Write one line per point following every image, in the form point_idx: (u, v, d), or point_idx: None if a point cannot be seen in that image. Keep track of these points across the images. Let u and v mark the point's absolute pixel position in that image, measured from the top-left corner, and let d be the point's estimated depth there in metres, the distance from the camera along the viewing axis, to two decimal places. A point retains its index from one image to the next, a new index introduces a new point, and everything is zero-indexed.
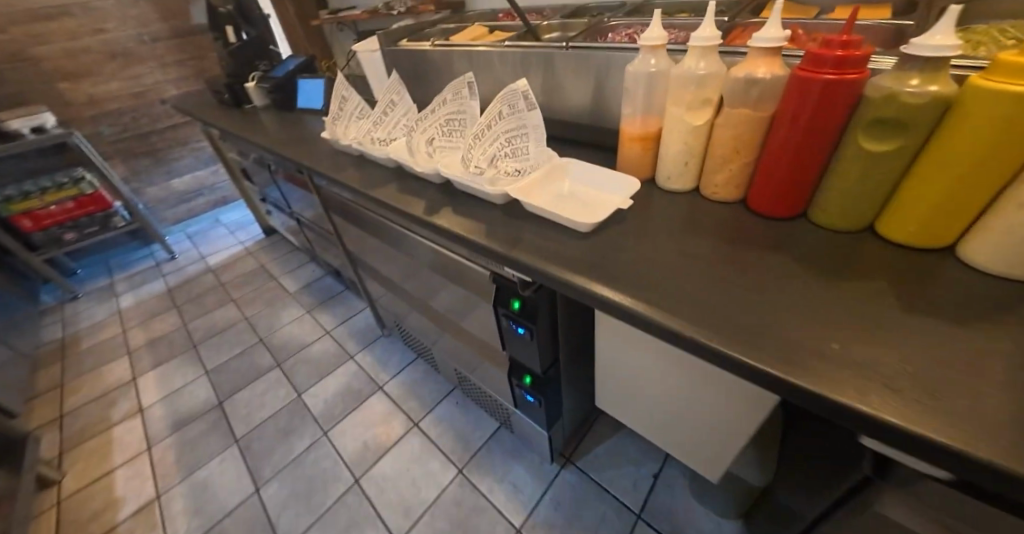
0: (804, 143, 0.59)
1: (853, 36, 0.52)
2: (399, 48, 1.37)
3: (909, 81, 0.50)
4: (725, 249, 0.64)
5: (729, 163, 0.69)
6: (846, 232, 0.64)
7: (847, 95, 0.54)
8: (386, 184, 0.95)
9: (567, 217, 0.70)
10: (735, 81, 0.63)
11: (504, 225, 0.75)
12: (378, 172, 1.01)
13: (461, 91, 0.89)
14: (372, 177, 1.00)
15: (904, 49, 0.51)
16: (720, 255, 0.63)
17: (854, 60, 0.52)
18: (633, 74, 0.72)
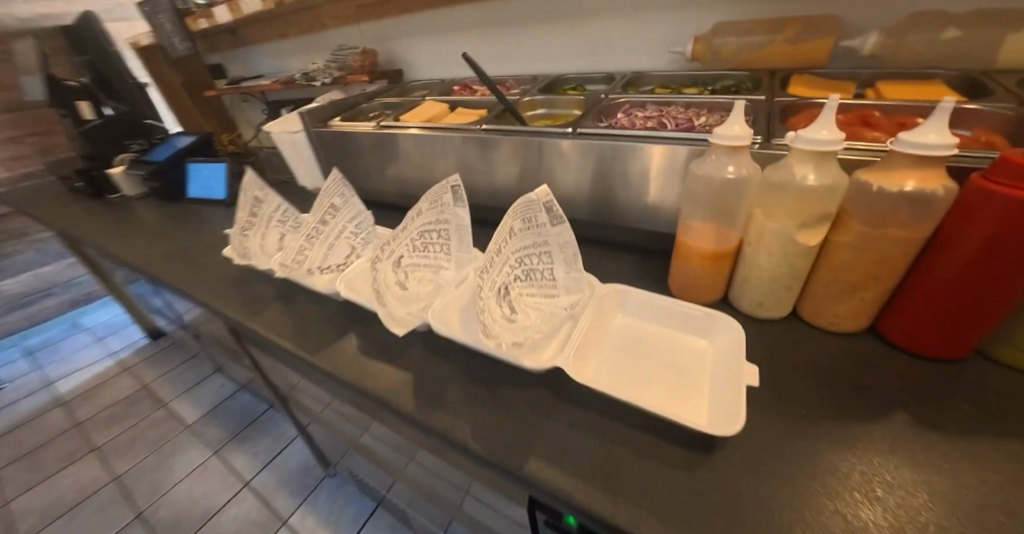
0: (997, 281, 0.42)
1: None
2: (332, 128, 1.08)
3: None
4: (913, 442, 0.43)
5: (857, 291, 0.51)
6: None
7: None
8: (337, 334, 0.63)
9: (671, 416, 0.42)
10: (866, 194, 0.46)
11: (557, 414, 0.47)
12: (321, 311, 0.69)
13: (441, 197, 0.62)
14: (312, 320, 0.67)
15: None
16: (917, 457, 0.42)
17: None
18: (702, 181, 0.53)
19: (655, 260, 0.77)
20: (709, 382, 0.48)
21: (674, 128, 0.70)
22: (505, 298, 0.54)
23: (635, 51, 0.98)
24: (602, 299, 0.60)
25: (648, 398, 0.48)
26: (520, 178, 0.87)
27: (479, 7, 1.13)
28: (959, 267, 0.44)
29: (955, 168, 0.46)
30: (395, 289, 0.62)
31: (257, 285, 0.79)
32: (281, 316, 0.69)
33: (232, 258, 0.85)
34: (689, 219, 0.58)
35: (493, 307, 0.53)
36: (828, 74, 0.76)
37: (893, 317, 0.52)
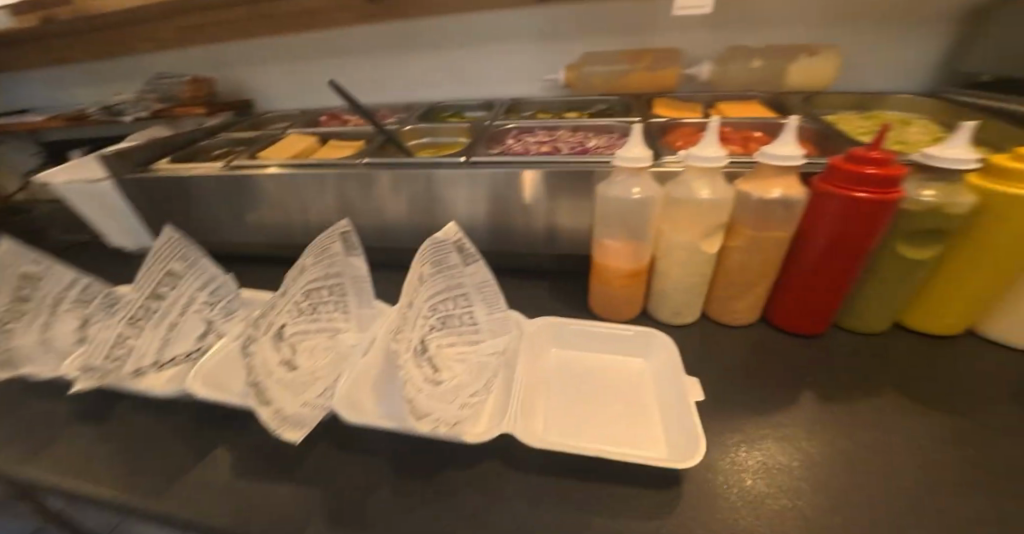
0: (843, 265, 0.50)
1: (885, 153, 0.44)
2: (160, 173, 0.86)
3: (925, 192, 0.46)
4: (834, 414, 0.46)
5: (752, 287, 0.56)
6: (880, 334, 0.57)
7: (889, 215, 0.45)
8: (185, 452, 0.46)
9: (644, 459, 0.37)
10: (747, 201, 0.51)
11: (500, 484, 0.39)
12: (156, 423, 0.50)
13: (330, 248, 0.55)
14: (142, 440, 0.48)
15: (920, 157, 0.46)
16: (841, 429, 0.44)
17: (895, 180, 0.44)
18: (613, 202, 0.53)
19: (565, 283, 0.76)
20: (657, 407, 0.46)
21: (568, 152, 0.71)
22: (423, 358, 0.44)
23: (512, 79, 0.99)
24: (535, 338, 0.55)
25: (616, 445, 0.42)
26: (410, 214, 0.79)
27: (340, 34, 1.05)
28: (817, 258, 0.50)
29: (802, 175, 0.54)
30: (280, 374, 0.46)
31: (43, 402, 0.55)
32: (92, 442, 0.48)
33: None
34: (604, 239, 0.58)
35: (414, 370, 0.42)
36: (679, 98, 0.86)
37: (777, 307, 0.58)
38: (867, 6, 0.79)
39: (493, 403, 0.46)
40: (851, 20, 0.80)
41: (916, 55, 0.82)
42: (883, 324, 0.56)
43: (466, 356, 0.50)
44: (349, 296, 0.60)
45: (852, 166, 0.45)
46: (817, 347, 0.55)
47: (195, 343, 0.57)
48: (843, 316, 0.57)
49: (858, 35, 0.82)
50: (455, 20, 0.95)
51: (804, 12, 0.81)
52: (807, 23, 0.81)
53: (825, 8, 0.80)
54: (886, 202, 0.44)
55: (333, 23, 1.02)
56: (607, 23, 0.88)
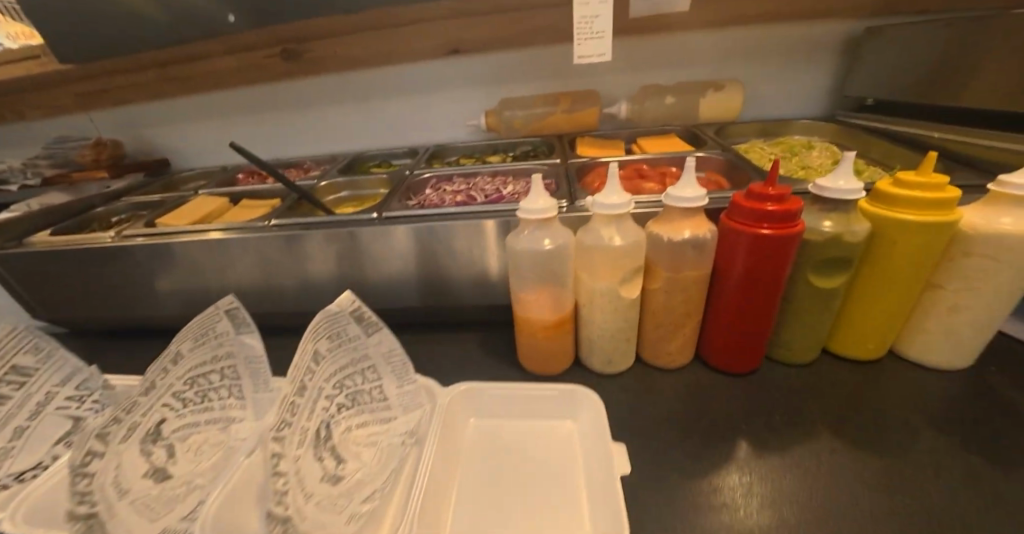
0: (761, 301, 0.48)
1: (783, 188, 0.44)
2: (41, 247, 0.77)
3: (824, 223, 0.46)
4: (771, 464, 0.42)
5: (678, 329, 0.53)
6: (811, 364, 0.56)
7: (794, 249, 0.45)
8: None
9: None
10: (659, 243, 0.49)
11: None
12: None
13: (214, 329, 0.49)
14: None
15: (814, 189, 0.46)
16: (779, 482, 0.41)
17: (793, 214, 0.43)
18: (523, 255, 0.50)
19: (495, 334, 0.71)
20: (584, 484, 0.42)
21: (484, 200, 0.69)
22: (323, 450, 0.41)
23: (435, 126, 0.97)
24: (450, 411, 0.49)
25: None
26: (324, 275, 0.73)
27: (255, 89, 1.00)
28: (736, 296, 0.49)
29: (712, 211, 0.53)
30: (145, 486, 0.43)
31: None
32: None
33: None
34: (521, 293, 0.54)
35: (309, 464, 0.40)
36: (599, 137, 0.87)
37: (709, 346, 0.55)
38: (761, 44, 0.84)
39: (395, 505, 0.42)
40: (748, 57, 0.85)
41: (810, 87, 0.87)
42: (812, 354, 0.54)
43: (376, 437, 0.47)
44: (243, 380, 0.54)
45: (751, 203, 0.44)
46: (746, 385, 0.53)
47: (43, 452, 0.53)
48: (775, 348, 0.55)
49: (757, 70, 0.86)
50: (374, 72, 0.93)
51: (705, 51, 0.84)
52: (710, 61, 0.85)
53: (724, 47, 0.84)
54: (789, 237, 0.43)
55: (246, 80, 0.98)
56: (523, 69, 0.89)
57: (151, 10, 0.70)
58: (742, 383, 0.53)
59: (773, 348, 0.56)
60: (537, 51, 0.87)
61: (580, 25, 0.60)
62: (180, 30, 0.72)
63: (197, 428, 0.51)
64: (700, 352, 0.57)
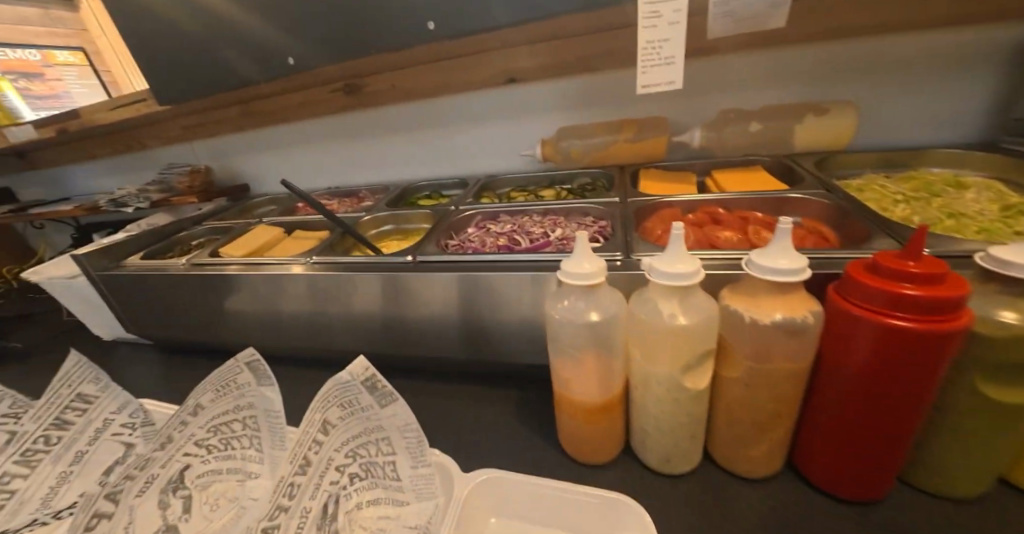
0: (892, 415, 0.34)
1: (929, 264, 0.30)
2: (129, 270, 0.84)
3: (1008, 314, 0.31)
4: None
5: (765, 432, 0.41)
6: (980, 500, 0.39)
7: (951, 350, 0.31)
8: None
9: None
10: (739, 324, 0.38)
11: None
12: None
13: (235, 380, 0.49)
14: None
15: (984, 262, 0.32)
16: None
17: (952, 303, 0.29)
18: (563, 326, 0.43)
19: (535, 394, 0.63)
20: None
21: (528, 246, 0.62)
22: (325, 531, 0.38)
23: (487, 156, 0.93)
24: (468, 506, 0.41)
25: None
26: (361, 315, 0.70)
27: (320, 121, 1.04)
28: (851, 400, 0.36)
29: (814, 282, 0.41)
30: None
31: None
32: None
33: None
34: (560, 369, 0.46)
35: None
36: (667, 169, 0.77)
37: (809, 453, 0.42)
38: (881, 57, 0.68)
39: None
40: (862, 75, 0.69)
41: (951, 105, 0.69)
42: (981, 487, 0.38)
43: (386, 524, 0.41)
44: (263, 434, 0.51)
45: (876, 281, 0.32)
46: (860, 521, 0.39)
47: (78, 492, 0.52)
48: (918, 471, 0.40)
49: (874, 90, 0.70)
50: (429, 103, 0.92)
51: (804, 69, 0.70)
52: (809, 80, 0.71)
53: (832, 62, 0.69)
54: (940, 334, 0.30)
55: (310, 113, 1.02)
56: (583, 95, 0.81)
57: (224, 55, 0.74)
58: (852, 517, 0.39)
59: (911, 468, 0.40)
60: (598, 77, 0.79)
61: (644, 52, 0.52)
62: (247, 73, 0.75)
63: (218, 475, 0.49)
64: (798, 463, 0.43)
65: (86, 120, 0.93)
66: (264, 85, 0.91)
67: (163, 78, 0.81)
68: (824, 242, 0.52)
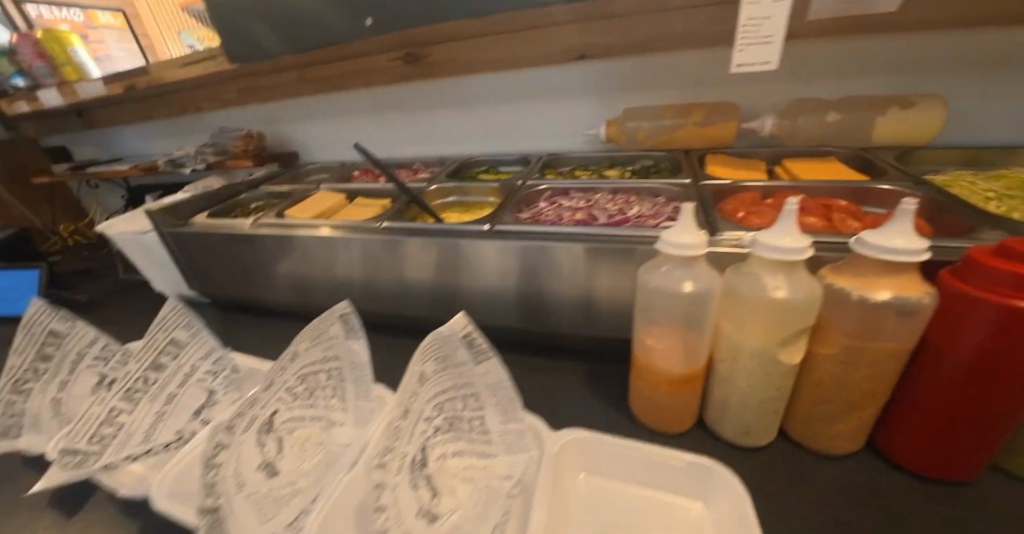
0: (1000, 400, 0.35)
1: None
2: (196, 227, 0.87)
3: None
4: None
5: (854, 411, 0.43)
6: None
7: None
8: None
9: None
10: (842, 302, 0.39)
11: None
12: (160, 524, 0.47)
13: (327, 332, 0.50)
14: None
15: None
16: None
17: None
18: (657, 292, 0.45)
19: (599, 368, 0.64)
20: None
21: (605, 221, 0.62)
22: (419, 475, 0.39)
23: (548, 133, 0.94)
24: (562, 460, 0.44)
25: None
26: (429, 283, 0.72)
27: (379, 91, 1.05)
28: (952, 385, 0.37)
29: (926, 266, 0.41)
30: (256, 483, 0.42)
31: (31, 493, 0.54)
32: None
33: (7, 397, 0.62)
34: (647, 337, 0.48)
35: (405, 494, 0.38)
36: (734, 155, 0.76)
37: (898, 435, 0.43)
38: (976, 50, 0.66)
39: None
40: (954, 69, 0.68)
41: None
42: None
43: (472, 473, 0.43)
44: (347, 385, 0.53)
45: (1004, 267, 0.33)
46: (942, 506, 0.40)
47: (184, 425, 0.57)
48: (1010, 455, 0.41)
49: (965, 86, 0.68)
50: (494, 75, 0.92)
51: (890, 61, 0.69)
52: (894, 72, 0.70)
53: (922, 53, 0.68)
54: None
55: (370, 82, 1.02)
56: (654, 75, 0.81)
57: (305, 14, 0.75)
58: (929, 499, 0.41)
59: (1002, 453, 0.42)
60: (672, 58, 0.78)
61: (743, 28, 0.52)
62: (325, 34, 0.76)
63: (302, 422, 0.49)
64: (881, 447, 0.45)
65: (155, 77, 0.95)
66: (332, 52, 0.91)
67: (238, 36, 0.83)
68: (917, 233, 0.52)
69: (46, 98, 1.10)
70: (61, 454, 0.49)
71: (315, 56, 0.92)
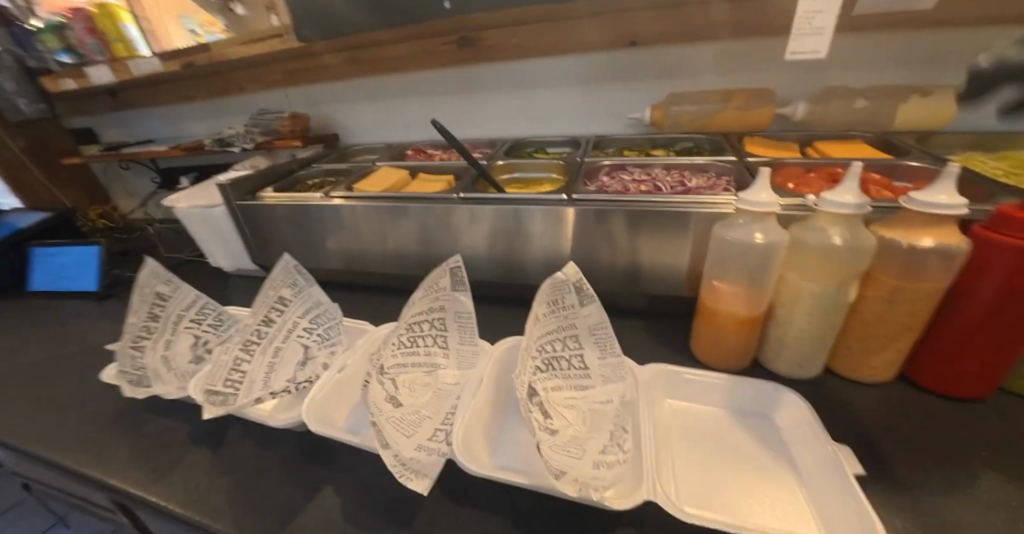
0: (1012, 328, 0.45)
1: None
2: (266, 200, 0.92)
3: None
4: (995, 499, 0.42)
5: (891, 344, 0.52)
6: None
7: None
8: (298, 493, 0.50)
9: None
10: (890, 251, 0.48)
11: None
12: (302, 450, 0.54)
13: (437, 283, 0.56)
14: (272, 477, 0.52)
15: None
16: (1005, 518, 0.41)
17: None
18: (732, 245, 0.53)
19: (656, 324, 0.73)
20: (804, 484, 0.43)
21: (669, 191, 0.70)
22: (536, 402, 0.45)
23: (592, 116, 1.02)
24: (651, 388, 0.52)
25: (747, 519, 0.40)
26: (498, 250, 0.79)
27: (429, 75, 1.11)
28: (978, 317, 0.46)
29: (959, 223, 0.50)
30: (389, 410, 0.48)
31: (168, 432, 0.61)
32: (233, 476, 0.53)
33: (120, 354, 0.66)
34: (717, 282, 0.56)
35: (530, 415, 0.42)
36: (770, 137, 0.84)
37: (923, 364, 0.53)
38: (989, 47, 0.74)
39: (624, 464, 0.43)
40: (969, 62, 0.76)
41: None
42: None
43: (575, 401, 0.49)
44: (449, 332, 0.59)
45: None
46: (957, 420, 0.50)
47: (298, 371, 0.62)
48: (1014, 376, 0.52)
49: None
50: (545, 60, 0.99)
51: (913, 54, 0.78)
52: (916, 65, 0.78)
53: (942, 48, 0.76)
54: None
55: (423, 65, 1.07)
56: (696, 63, 0.88)
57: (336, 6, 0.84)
58: (947, 416, 0.51)
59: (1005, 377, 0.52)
60: (716, 47, 0.86)
61: (799, 21, 0.59)
62: (399, 18, 0.82)
63: (405, 368, 0.55)
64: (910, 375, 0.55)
65: (216, 54, 1.02)
66: (392, 36, 0.96)
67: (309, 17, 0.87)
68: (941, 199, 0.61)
69: (97, 74, 1.23)
70: (207, 395, 0.56)
71: (375, 38, 0.97)
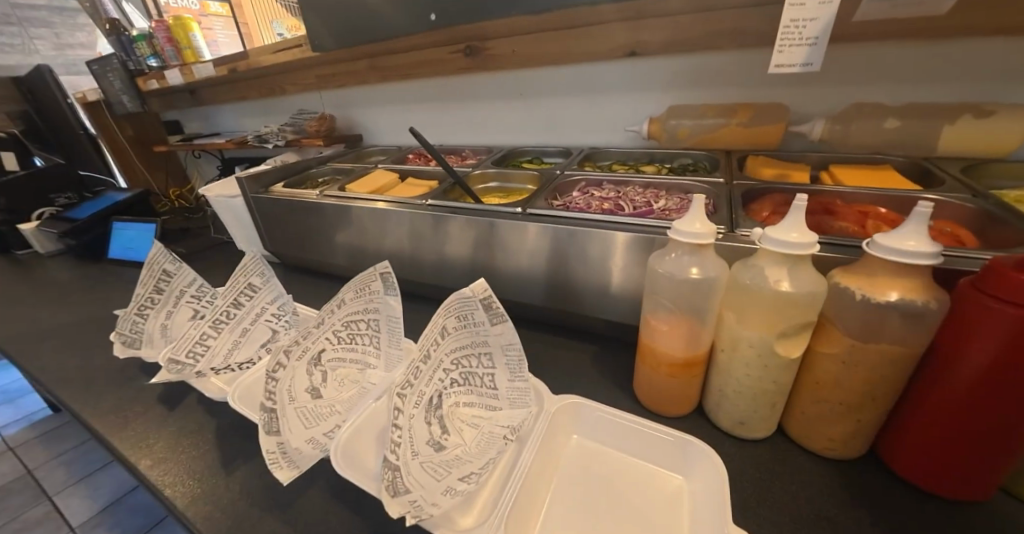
0: (1004, 414, 0.36)
1: None
2: (275, 194, 1.00)
3: None
4: None
5: (851, 414, 0.44)
6: None
7: None
8: (216, 460, 0.54)
9: None
10: (849, 303, 0.41)
11: None
12: (236, 427, 0.59)
13: (369, 286, 0.55)
14: (205, 444, 0.57)
15: None
16: None
17: None
18: (665, 278, 0.48)
19: (613, 351, 0.68)
20: None
21: (631, 213, 0.65)
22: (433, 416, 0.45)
23: (591, 128, 1.00)
24: (558, 421, 0.49)
25: None
26: (465, 258, 0.79)
27: (441, 82, 1.14)
28: (960, 394, 0.37)
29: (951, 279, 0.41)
30: (303, 399, 0.50)
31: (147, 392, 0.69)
32: (175, 438, 0.59)
33: (125, 315, 0.77)
34: (652, 318, 0.51)
35: (419, 426, 0.43)
36: (778, 158, 0.76)
37: (898, 444, 0.44)
38: None
39: (484, 498, 0.41)
40: None
41: None
42: None
43: (479, 421, 0.48)
44: (382, 334, 0.59)
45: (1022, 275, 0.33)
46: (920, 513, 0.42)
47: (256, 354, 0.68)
48: (1017, 476, 0.42)
49: None
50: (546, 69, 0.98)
51: (961, 66, 0.65)
52: (968, 77, 0.65)
53: (1005, 58, 0.63)
54: None
55: (432, 73, 1.10)
56: (702, 73, 0.82)
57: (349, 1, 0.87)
58: (908, 503, 0.43)
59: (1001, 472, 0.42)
60: (723, 56, 0.79)
61: (785, 30, 0.52)
62: (395, 27, 0.86)
63: (343, 362, 0.57)
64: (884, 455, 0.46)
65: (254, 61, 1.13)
66: (400, 45, 1.00)
67: (323, 26, 0.94)
68: (952, 243, 0.52)
69: (172, 77, 1.42)
70: (169, 362, 0.61)
71: (387, 47, 1.02)
